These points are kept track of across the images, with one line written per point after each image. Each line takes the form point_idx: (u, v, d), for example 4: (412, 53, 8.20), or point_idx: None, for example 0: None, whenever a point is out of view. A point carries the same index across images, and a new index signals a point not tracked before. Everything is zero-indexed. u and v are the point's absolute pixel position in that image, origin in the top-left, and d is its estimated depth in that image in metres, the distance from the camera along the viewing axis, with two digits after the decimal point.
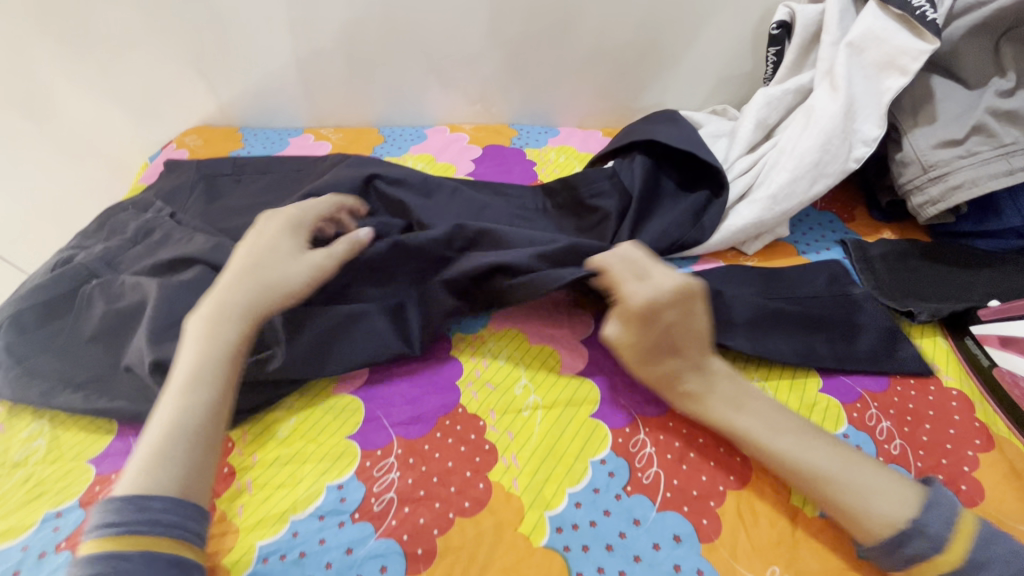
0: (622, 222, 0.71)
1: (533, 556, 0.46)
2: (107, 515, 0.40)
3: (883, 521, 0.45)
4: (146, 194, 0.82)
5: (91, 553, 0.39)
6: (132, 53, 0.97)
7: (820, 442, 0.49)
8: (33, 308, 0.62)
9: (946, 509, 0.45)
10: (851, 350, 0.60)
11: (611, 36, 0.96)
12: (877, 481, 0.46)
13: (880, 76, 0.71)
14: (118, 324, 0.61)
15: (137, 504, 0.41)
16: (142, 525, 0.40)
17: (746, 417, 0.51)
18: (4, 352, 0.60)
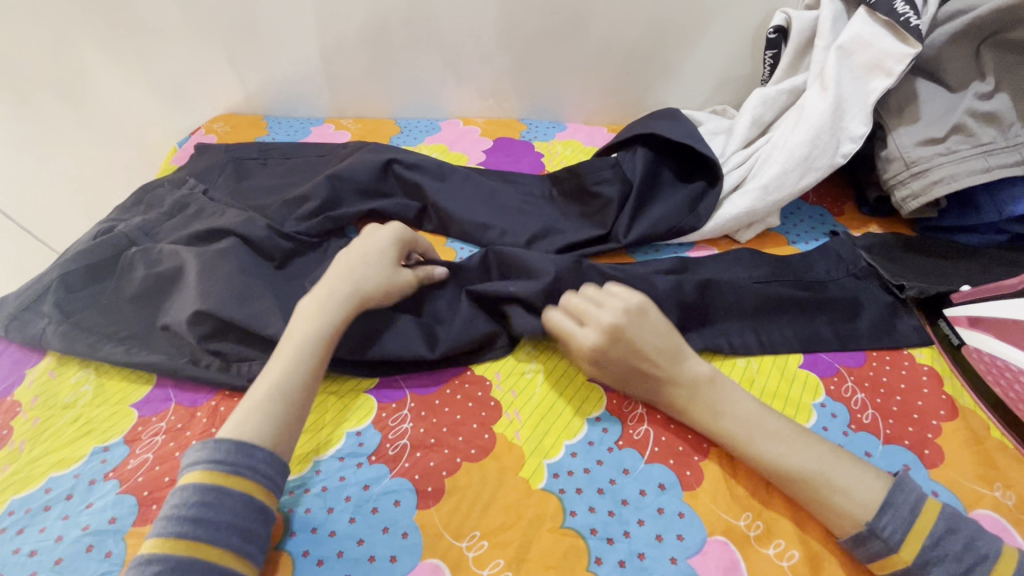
0: (622, 210, 0.77)
1: (531, 496, 0.51)
2: (216, 452, 0.45)
3: (850, 520, 0.47)
4: (180, 172, 0.88)
5: (199, 482, 0.44)
6: (168, 43, 1.03)
7: (804, 443, 0.51)
8: (79, 270, 0.67)
9: (905, 512, 0.46)
10: (853, 331, 0.66)
11: (618, 37, 1.01)
12: (839, 483, 0.48)
13: (867, 78, 0.77)
14: (157, 286, 0.65)
15: (243, 450, 0.46)
16: (246, 469, 0.45)
17: (729, 422, 0.53)
18: (54, 309, 0.65)
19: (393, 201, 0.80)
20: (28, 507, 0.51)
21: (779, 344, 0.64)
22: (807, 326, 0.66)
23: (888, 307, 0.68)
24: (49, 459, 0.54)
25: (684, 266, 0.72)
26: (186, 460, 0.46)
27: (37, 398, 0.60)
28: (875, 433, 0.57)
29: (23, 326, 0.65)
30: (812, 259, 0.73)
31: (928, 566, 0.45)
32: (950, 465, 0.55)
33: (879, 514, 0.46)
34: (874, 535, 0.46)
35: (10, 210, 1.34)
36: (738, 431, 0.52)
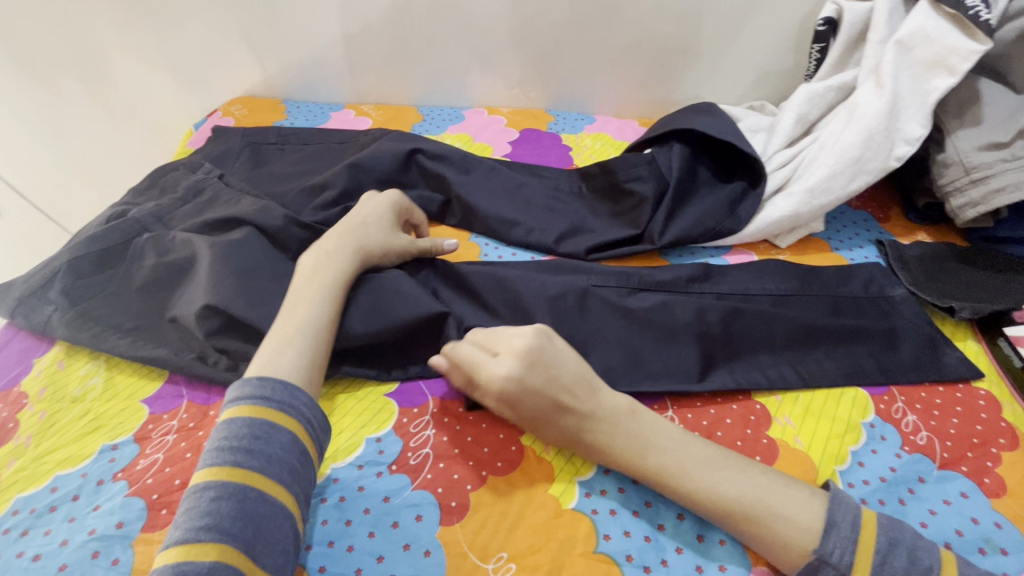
0: (657, 209, 0.73)
1: (562, 517, 0.48)
2: (262, 388, 0.44)
3: (800, 548, 0.43)
4: (195, 156, 0.85)
5: (247, 416, 0.42)
6: (185, 20, 0.99)
7: (730, 466, 0.47)
8: (89, 256, 0.64)
9: (846, 530, 0.43)
10: (896, 360, 0.60)
11: (654, 26, 0.96)
12: (773, 508, 0.44)
13: (927, 76, 0.71)
14: (169, 276, 0.62)
15: (287, 389, 0.45)
16: (290, 409, 0.44)
17: (655, 452, 0.47)
18: (62, 297, 0.62)
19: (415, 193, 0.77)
20: (32, 507, 0.48)
21: (820, 375, 0.59)
22: (851, 357, 0.60)
23: (928, 340, 0.62)
24: (55, 456, 0.52)
25: (708, 275, 0.66)
26: (227, 398, 0.44)
27: (44, 390, 0.57)
28: (932, 456, 0.53)
29: (29, 313, 0.62)
30: (856, 269, 0.69)
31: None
32: (1013, 497, 0.51)
33: (823, 539, 0.43)
34: (823, 563, 0.42)
35: (22, 188, 1.32)
36: (659, 457, 0.47)
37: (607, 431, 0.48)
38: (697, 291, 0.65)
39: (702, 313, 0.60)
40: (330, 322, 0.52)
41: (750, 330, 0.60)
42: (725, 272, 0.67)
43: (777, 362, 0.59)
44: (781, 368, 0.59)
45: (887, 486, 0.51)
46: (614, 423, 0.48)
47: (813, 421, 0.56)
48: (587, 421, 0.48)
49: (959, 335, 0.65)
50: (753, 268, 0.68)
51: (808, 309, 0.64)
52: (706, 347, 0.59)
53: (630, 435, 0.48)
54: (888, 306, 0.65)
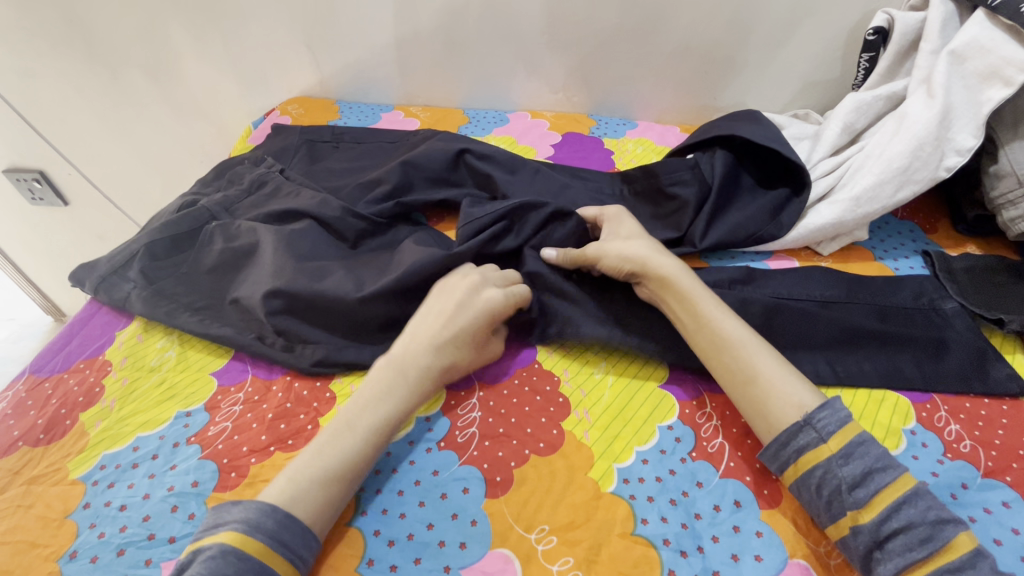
0: (699, 214, 0.74)
1: (601, 499, 0.50)
2: (281, 530, 0.43)
3: (796, 405, 0.50)
4: (257, 150, 0.90)
5: (249, 553, 0.41)
6: (251, 24, 1.06)
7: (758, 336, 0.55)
8: (164, 240, 0.70)
9: (842, 413, 0.48)
10: (939, 368, 0.60)
11: (701, 33, 0.97)
12: (780, 370, 0.52)
13: (981, 86, 0.71)
14: (234, 260, 0.68)
15: (303, 535, 0.44)
16: (293, 559, 0.43)
17: (705, 295, 0.57)
18: (139, 275, 0.68)
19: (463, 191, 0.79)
20: (117, 463, 0.53)
21: (859, 376, 0.59)
22: (890, 364, 0.60)
23: (977, 352, 0.61)
24: (136, 419, 0.57)
25: (752, 278, 0.68)
26: (249, 516, 0.43)
27: (126, 359, 0.63)
28: (976, 464, 0.53)
29: (110, 290, 0.68)
30: (905, 281, 0.69)
31: (849, 457, 0.46)
32: None
33: (817, 410, 0.49)
34: (808, 425, 0.48)
35: (93, 179, 1.41)
36: (709, 301, 0.57)
37: (672, 272, 0.58)
38: (739, 291, 0.66)
39: None
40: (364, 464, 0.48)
41: (789, 334, 0.61)
42: (769, 275, 0.68)
43: (815, 359, 0.60)
44: (818, 366, 0.59)
45: None
46: (680, 270, 0.59)
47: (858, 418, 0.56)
48: (653, 256, 0.60)
49: (1007, 348, 0.64)
50: (797, 273, 0.69)
51: (852, 314, 0.64)
52: None
53: (692, 280, 0.58)
54: (928, 320, 0.65)
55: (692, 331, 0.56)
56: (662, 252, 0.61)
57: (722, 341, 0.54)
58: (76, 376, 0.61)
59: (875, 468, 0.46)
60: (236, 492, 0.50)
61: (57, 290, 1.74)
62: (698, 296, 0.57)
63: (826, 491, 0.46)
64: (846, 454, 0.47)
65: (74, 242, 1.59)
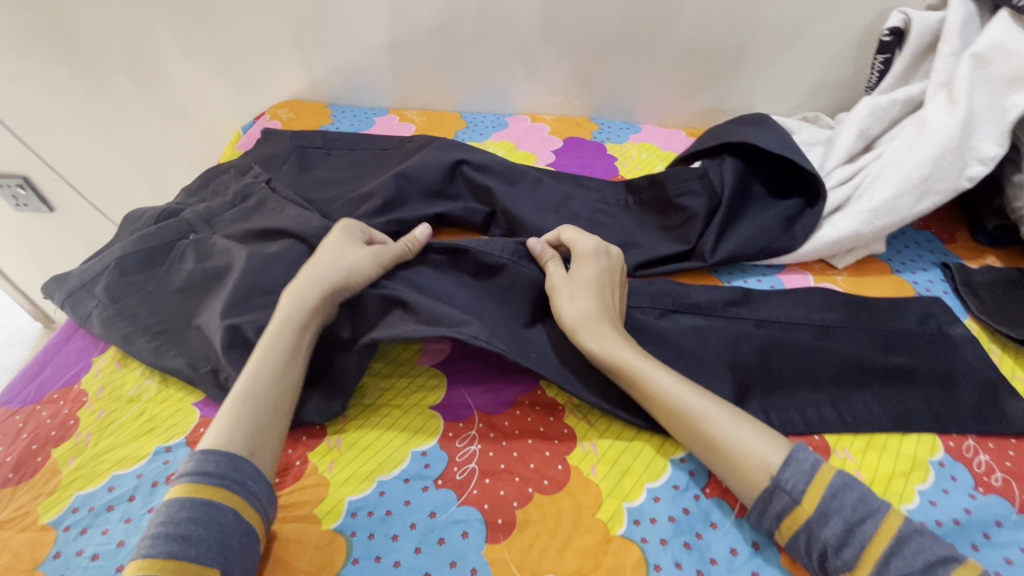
0: (708, 226, 0.71)
1: (610, 543, 0.47)
2: (204, 464, 0.43)
3: (758, 462, 0.46)
4: (245, 157, 0.86)
5: (188, 496, 0.41)
6: (238, 25, 1.01)
7: (712, 396, 0.52)
8: (137, 254, 0.66)
9: (806, 465, 0.45)
10: (951, 406, 0.56)
11: (707, 34, 0.93)
12: (742, 430, 0.48)
13: (1006, 92, 0.67)
14: (204, 280, 0.64)
15: (232, 463, 0.44)
16: (234, 483, 0.43)
17: (651, 362, 0.53)
18: (105, 293, 0.64)
19: (462, 205, 0.76)
20: (91, 506, 0.49)
21: (871, 416, 0.55)
22: (900, 402, 0.56)
23: (990, 384, 0.57)
24: (113, 456, 0.53)
25: (747, 299, 0.64)
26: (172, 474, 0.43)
27: (103, 389, 0.59)
28: (1011, 499, 0.50)
29: (76, 304, 0.65)
30: (910, 302, 0.64)
31: (827, 516, 0.43)
32: None
33: (780, 468, 0.45)
34: (777, 489, 0.44)
35: (77, 185, 1.37)
36: (656, 368, 0.53)
37: (614, 337, 0.54)
38: (734, 316, 0.62)
39: (738, 342, 0.59)
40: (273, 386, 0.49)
41: (806, 359, 0.58)
42: (766, 297, 0.64)
43: (817, 401, 0.56)
44: (821, 409, 0.55)
45: (962, 530, 0.48)
46: (619, 337, 0.55)
47: (873, 469, 0.52)
48: (595, 323, 0.55)
49: None
50: (794, 295, 0.64)
51: (856, 343, 0.60)
52: (747, 377, 0.57)
53: (631, 351, 0.54)
54: (948, 343, 0.61)
55: (651, 406, 0.52)
56: (603, 316, 0.56)
57: (672, 409, 0.50)
58: (48, 408, 0.58)
59: (856, 521, 0.42)
60: None
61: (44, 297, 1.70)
62: (641, 359, 0.53)
63: (817, 554, 0.43)
64: (824, 513, 0.43)
65: (61, 249, 1.54)
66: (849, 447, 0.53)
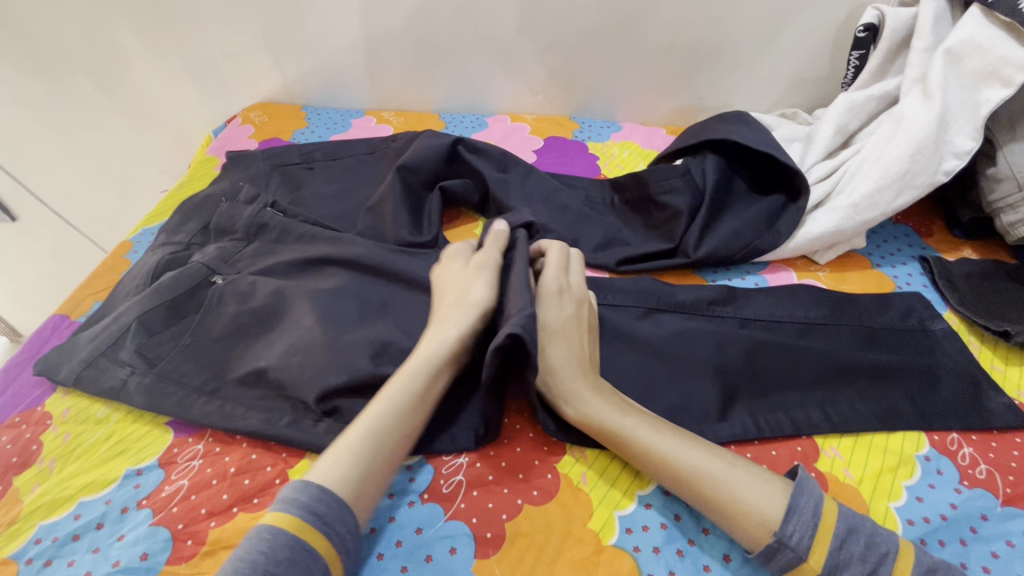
0: (692, 224, 0.70)
1: (602, 554, 0.46)
2: (317, 503, 0.40)
3: (758, 519, 0.43)
4: (221, 184, 0.79)
5: (293, 533, 0.38)
6: (207, 26, 0.98)
7: (699, 444, 0.48)
8: (159, 309, 0.59)
9: (807, 515, 0.42)
10: (934, 404, 0.56)
11: (684, 31, 0.93)
12: (739, 475, 0.45)
13: (978, 87, 0.68)
14: (251, 324, 0.59)
15: (341, 509, 0.41)
16: (336, 533, 0.40)
17: (632, 419, 0.49)
18: (138, 357, 0.56)
19: (460, 181, 0.76)
20: (55, 536, 0.47)
21: (856, 416, 0.55)
22: (884, 399, 0.56)
23: (972, 381, 0.57)
24: (79, 481, 0.50)
25: (731, 298, 0.63)
26: (283, 496, 0.40)
27: (68, 411, 0.56)
28: (994, 491, 0.50)
29: (99, 378, 0.56)
30: (894, 298, 0.64)
31: (838, 571, 0.41)
32: None
33: (783, 522, 0.42)
34: (782, 546, 0.42)
35: (42, 194, 1.31)
36: (638, 425, 0.49)
37: (591, 394, 0.51)
38: (718, 314, 0.62)
39: (723, 345, 0.58)
40: (397, 430, 0.46)
41: (793, 359, 0.58)
42: (749, 295, 0.64)
43: (804, 403, 0.55)
44: (809, 412, 0.55)
45: (949, 525, 0.48)
46: (596, 392, 0.51)
47: (861, 466, 0.52)
48: (571, 376, 0.51)
49: (1012, 360, 0.62)
50: (777, 292, 0.64)
51: (839, 342, 0.60)
52: (734, 377, 0.57)
53: (608, 403, 0.50)
54: (929, 341, 0.61)
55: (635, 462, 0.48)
56: (580, 367, 0.52)
57: (660, 468, 0.47)
58: (9, 432, 0.55)
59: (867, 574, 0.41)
60: (193, 564, 0.45)
61: (12, 312, 1.64)
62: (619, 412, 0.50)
63: None
64: (834, 567, 0.41)
65: (27, 261, 1.48)
66: (836, 445, 0.53)
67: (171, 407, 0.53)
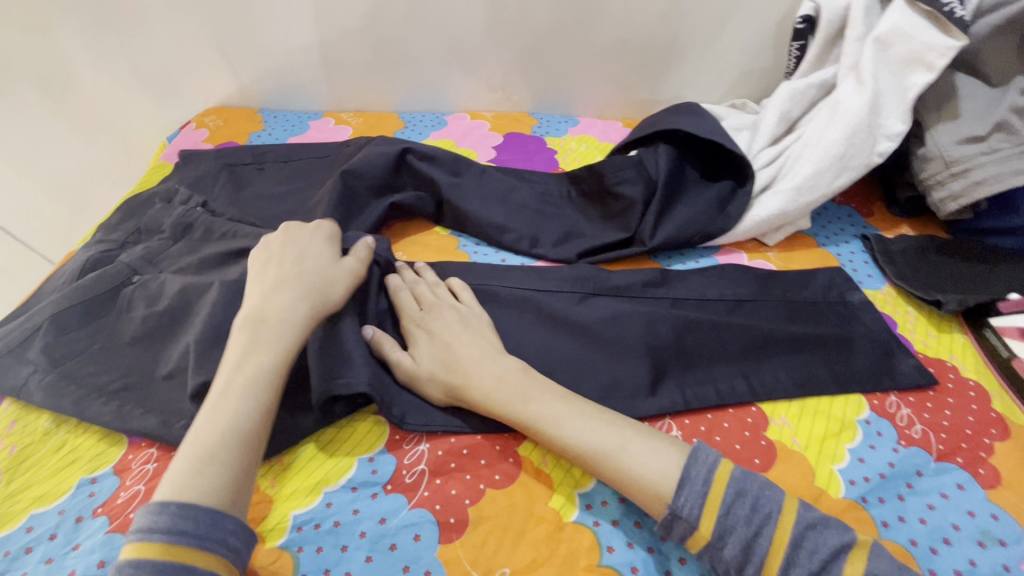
0: (646, 212, 0.73)
1: (563, 531, 0.47)
2: (180, 521, 0.37)
3: (655, 494, 0.45)
4: (169, 182, 0.81)
5: (154, 558, 0.36)
6: (156, 32, 0.96)
7: (602, 422, 0.49)
8: (73, 309, 0.60)
9: (698, 485, 0.44)
10: (851, 369, 0.59)
11: (634, 26, 0.96)
12: (641, 456, 0.47)
13: (905, 72, 0.72)
14: (162, 328, 0.59)
15: (212, 519, 0.38)
16: (212, 545, 0.38)
17: (536, 406, 0.50)
18: (42, 356, 0.57)
19: (412, 195, 0.77)
20: (7, 549, 0.46)
21: (779, 388, 0.58)
22: (804, 367, 0.59)
23: (884, 348, 0.61)
24: (31, 493, 0.50)
25: (665, 280, 0.67)
26: (138, 525, 0.37)
27: (14, 425, 0.55)
28: (928, 449, 0.54)
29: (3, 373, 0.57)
30: (816, 273, 0.69)
31: (725, 537, 0.43)
32: (1009, 487, 0.51)
33: (676, 494, 0.44)
34: (675, 517, 0.44)
35: None
36: (542, 412, 0.50)
37: (492, 383, 0.52)
38: (653, 296, 0.64)
39: (652, 326, 0.60)
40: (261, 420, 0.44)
41: (740, 338, 0.60)
42: (682, 276, 0.67)
43: (729, 375, 0.58)
44: (734, 382, 0.58)
45: (887, 483, 0.51)
46: (496, 379, 0.52)
47: (807, 432, 0.55)
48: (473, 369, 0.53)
49: (945, 329, 0.66)
50: (721, 274, 0.68)
51: (763, 315, 0.64)
52: (687, 357, 0.59)
53: (511, 392, 0.51)
54: (848, 310, 0.65)
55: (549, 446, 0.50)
56: (485, 360, 0.54)
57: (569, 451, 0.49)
58: None
59: (752, 537, 0.42)
60: None
61: None
62: (519, 402, 0.51)
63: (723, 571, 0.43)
64: (722, 534, 0.43)
65: None
66: (785, 415, 0.56)
67: (132, 413, 0.53)
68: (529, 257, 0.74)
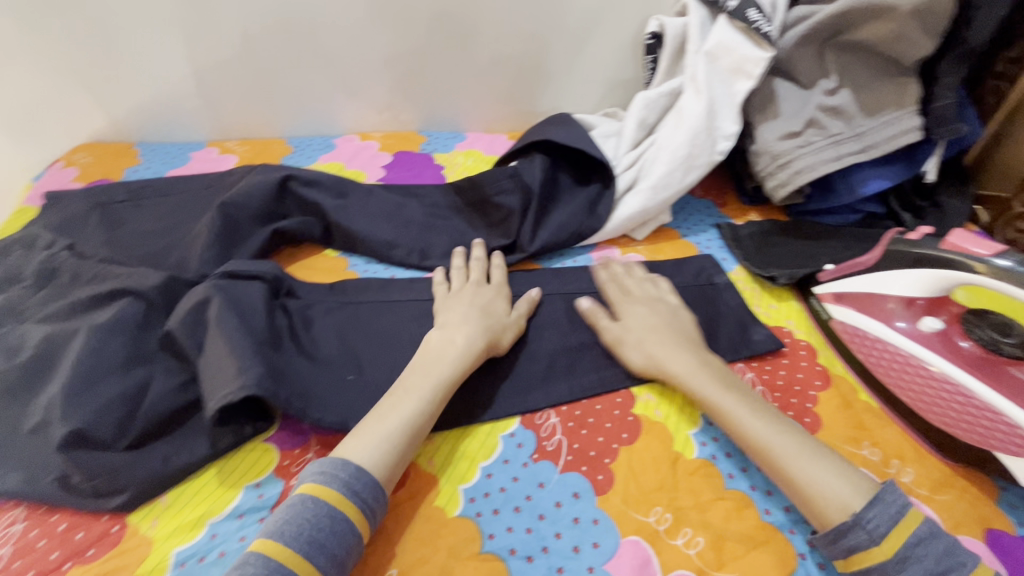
0: (525, 219, 0.78)
1: (447, 525, 0.51)
2: (355, 480, 0.47)
3: (831, 502, 0.48)
4: (31, 227, 0.76)
5: (329, 500, 0.46)
6: (10, 68, 0.92)
7: (801, 435, 0.53)
8: None
9: (893, 508, 0.47)
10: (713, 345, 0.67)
11: (507, 45, 1.02)
12: (833, 471, 0.50)
13: (732, 81, 0.83)
14: (25, 380, 0.57)
15: (374, 489, 0.48)
16: (367, 509, 0.47)
17: (742, 404, 0.56)
18: None
19: (295, 220, 0.78)
20: None
21: None
22: None
23: (740, 322, 0.70)
24: None
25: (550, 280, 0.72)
26: (322, 469, 0.48)
27: None
28: None
29: None
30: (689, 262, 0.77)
31: (905, 561, 0.45)
32: (827, 430, 0.60)
33: (865, 508, 0.47)
34: (857, 525, 0.47)
35: None
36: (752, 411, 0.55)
37: (717, 373, 0.59)
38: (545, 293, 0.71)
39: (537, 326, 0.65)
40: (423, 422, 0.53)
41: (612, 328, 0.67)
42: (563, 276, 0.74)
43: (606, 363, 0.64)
44: (613, 367, 0.64)
45: (732, 440, 0.59)
46: (710, 377, 0.59)
47: (668, 404, 0.61)
48: (682, 364, 0.60)
49: (783, 299, 0.76)
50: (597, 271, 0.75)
51: None
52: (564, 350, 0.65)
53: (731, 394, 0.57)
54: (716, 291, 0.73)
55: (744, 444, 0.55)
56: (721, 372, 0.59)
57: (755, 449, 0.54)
58: None
59: (937, 570, 0.44)
60: None
61: None
62: (734, 391, 0.57)
63: None
64: (902, 558, 0.45)
65: None
66: (650, 392, 0.63)
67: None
68: (421, 270, 0.77)
